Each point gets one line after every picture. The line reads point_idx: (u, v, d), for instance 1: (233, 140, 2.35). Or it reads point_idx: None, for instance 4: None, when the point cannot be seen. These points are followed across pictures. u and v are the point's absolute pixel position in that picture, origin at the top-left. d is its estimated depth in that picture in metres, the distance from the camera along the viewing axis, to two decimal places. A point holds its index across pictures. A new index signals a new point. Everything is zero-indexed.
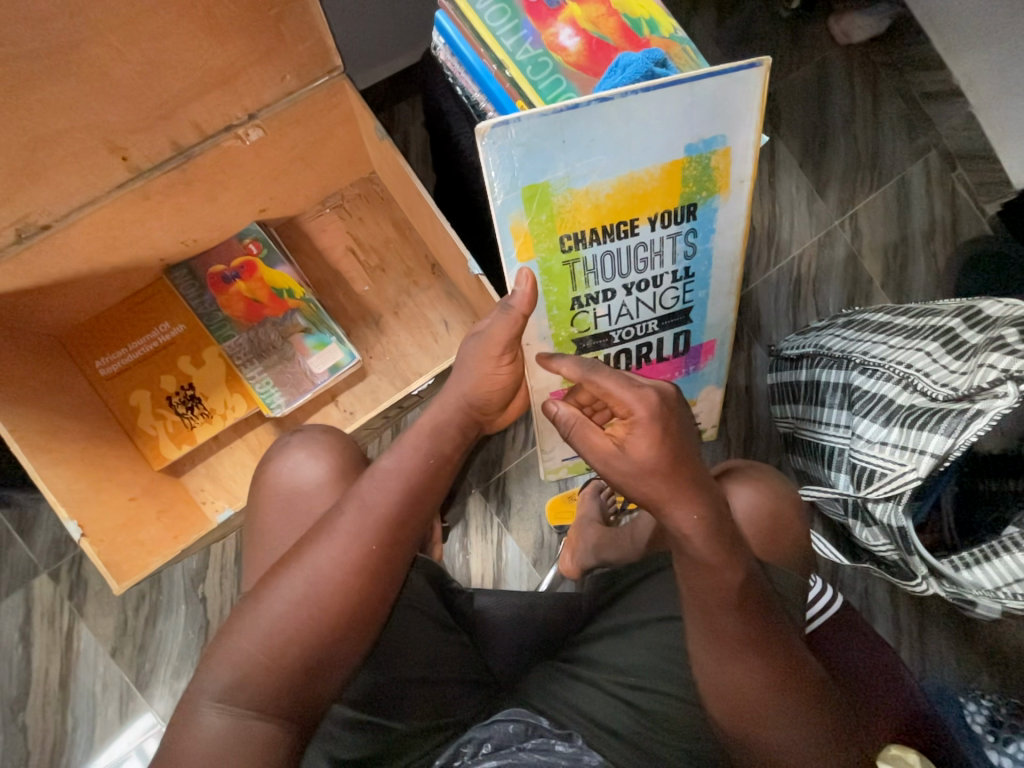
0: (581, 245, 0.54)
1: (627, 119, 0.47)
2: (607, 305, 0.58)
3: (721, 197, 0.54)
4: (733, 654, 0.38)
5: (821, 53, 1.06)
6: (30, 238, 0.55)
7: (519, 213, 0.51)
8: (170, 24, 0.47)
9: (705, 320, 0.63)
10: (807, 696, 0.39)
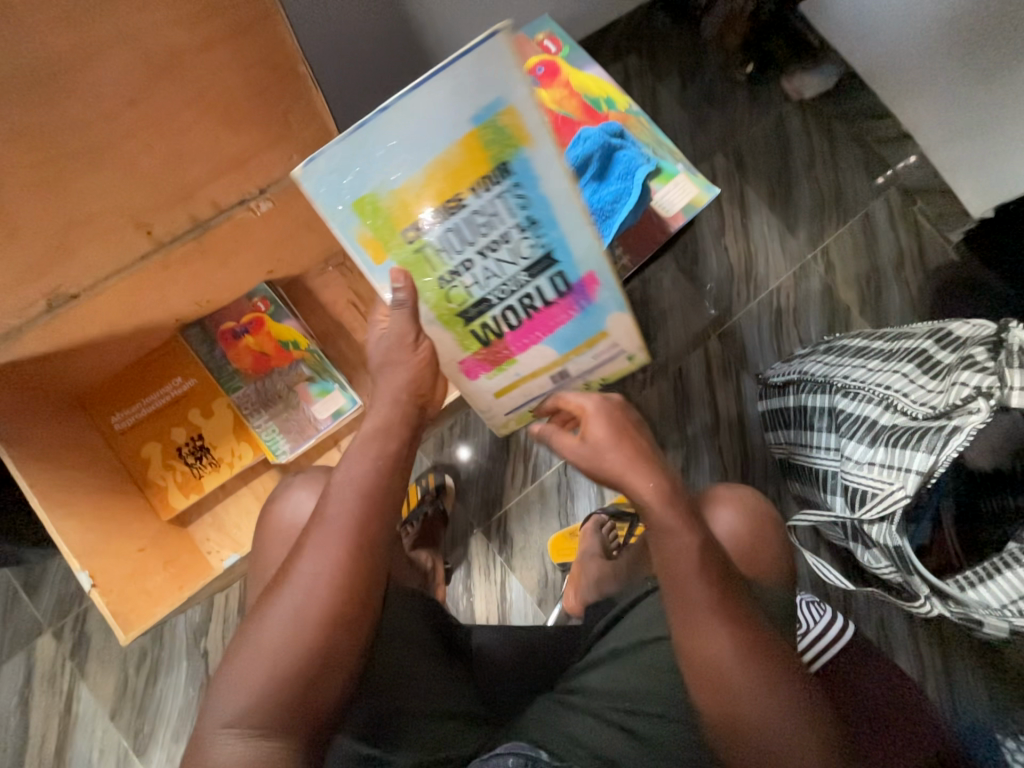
0: (421, 231, 0.47)
1: (403, 118, 0.44)
2: (473, 271, 0.48)
3: (525, 146, 0.44)
4: (709, 623, 0.39)
5: (778, 108, 1.16)
6: (59, 307, 0.60)
7: (361, 222, 0.47)
8: (194, 120, 0.54)
9: (575, 255, 0.49)
10: (784, 671, 0.40)
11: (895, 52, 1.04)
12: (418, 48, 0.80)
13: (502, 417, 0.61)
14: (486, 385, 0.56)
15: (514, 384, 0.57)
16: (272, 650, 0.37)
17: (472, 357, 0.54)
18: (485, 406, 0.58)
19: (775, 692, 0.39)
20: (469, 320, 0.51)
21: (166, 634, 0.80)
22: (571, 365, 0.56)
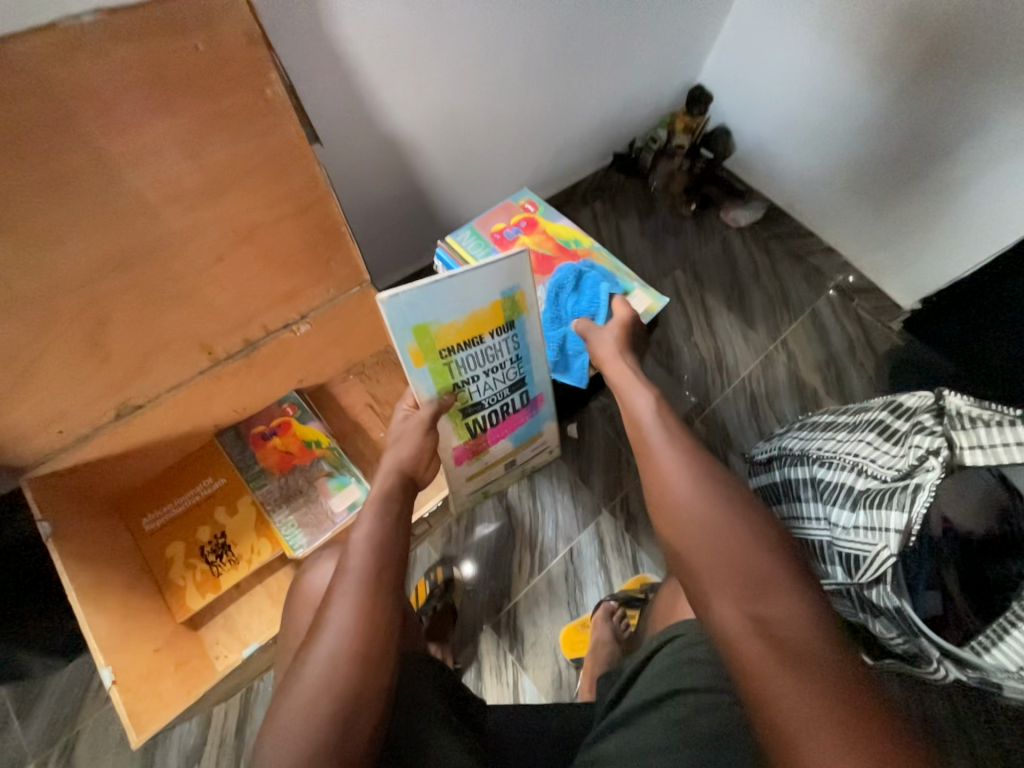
0: (451, 351, 0.62)
1: (457, 288, 0.57)
2: (478, 385, 0.68)
3: (524, 311, 0.64)
4: (715, 510, 0.46)
5: (722, 233, 1.42)
6: (124, 416, 0.69)
7: (412, 342, 0.59)
8: (260, 267, 0.69)
9: (539, 379, 0.74)
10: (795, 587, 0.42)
11: (814, 185, 1.31)
12: (429, 207, 1.03)
13: (468, 496, 0.82)
14: (463, 472, 0.77)
15: (485, 467, 0.79)
16: (302, 718, 0.38)
17: (462, 446, 0.72)
18: (456, 486, 0.79)
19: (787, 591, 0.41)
20: (465, 416, 0.70)
21: (157, 762, 0.76)
22: (517, 454, 0.83)
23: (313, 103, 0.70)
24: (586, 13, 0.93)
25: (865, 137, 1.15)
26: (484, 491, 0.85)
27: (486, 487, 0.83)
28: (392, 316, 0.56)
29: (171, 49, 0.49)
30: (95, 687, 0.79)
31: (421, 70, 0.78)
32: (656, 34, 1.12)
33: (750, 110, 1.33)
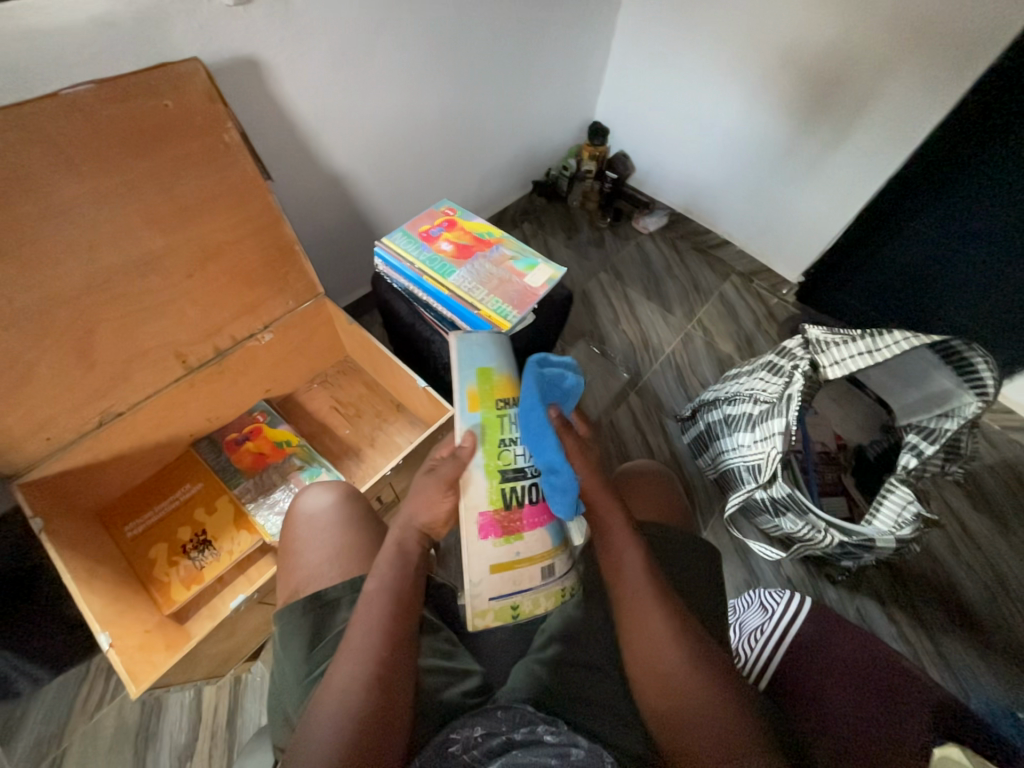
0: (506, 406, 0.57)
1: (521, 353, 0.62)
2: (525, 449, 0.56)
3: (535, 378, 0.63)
4: (654, 596, 0.52)
5: (635, 237, 1.64)
6: (106, 423, 0.77)
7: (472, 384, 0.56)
8: (225, 282, 0.81)
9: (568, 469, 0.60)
10: (713, 652, 0.50)
11: (703, 190, 1.56)
12: (371, 233, 1.19)
13: (485, 601, 0.51)
14: (489, 554, 0.51)
15: (515, 562, 0.52)
16: (331, 697, 0.42)
17: (491, 512, 0.52)
18: (478, 575, 0.51)
19: (708, 660, 0.49)
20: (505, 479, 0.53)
21: (149, 765, 0.78)
22: (556, 560, 0.54)
23: (266, 148, 0.86)
24: (489, 69, 1.15)
25: (733, 145, 1.41)
26: (511, 606, 0.52)
27: (508, 598, 0.52)
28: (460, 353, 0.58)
29: (147, 107, 0.64)
30: (83, 700, 0.82)
31: (355, 118, 0.95)
32: (551, 82, 1.37)
33: (641, 137, 1.60)
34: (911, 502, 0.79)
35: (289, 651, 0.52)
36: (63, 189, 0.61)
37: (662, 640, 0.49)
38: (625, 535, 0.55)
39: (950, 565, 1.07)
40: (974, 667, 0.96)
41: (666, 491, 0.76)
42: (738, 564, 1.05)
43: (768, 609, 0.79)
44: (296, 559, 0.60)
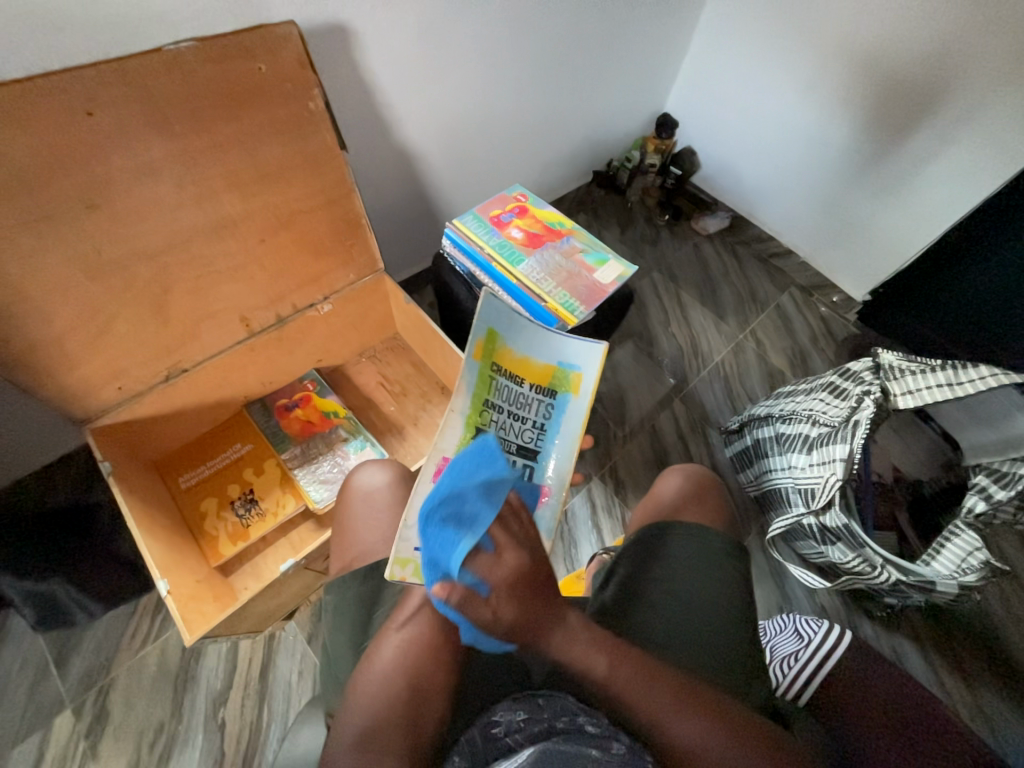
0: (500, 373, 0.55)
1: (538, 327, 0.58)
2: (499, 418, 0.55)
3: (572, 398, 0.58)
4: (680, 714, 0.42)
5: (693, 239, 1.58)
6: (172, 378, 0.79)
7: (482, 338, 0.54)
8: (293, 250, 0.82)
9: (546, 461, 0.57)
10: (743, 723, 0.45)
11: (772, 196, 1.49)
12: (430, 211, 1.17)
13: (410, 548, 0.48)
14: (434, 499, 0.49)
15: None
16: (378, 688, 0.44)
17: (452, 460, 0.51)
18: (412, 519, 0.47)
19: (744, 742, 0.44)
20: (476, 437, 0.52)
21: (186, 705, 0.82)
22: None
23: (345, 120, 0.85)
24: (567, 51, 1.11)
25: (811, 151, 1.33)
26: None
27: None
28: (483, 309, 0.53)
29: (241, 69, 0.63)
30: (130, 636, 0.87)
31: (430, 93, 0.93)
32: (627, 69, 1.31)
33: (712, 134, 1.52)
34: (978, 549, 0.75)
35: (340, 624, 0.53)
36: (155, 146, 0.62)
37: (698, 757, 0.42)
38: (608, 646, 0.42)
39: (998, 615, 1.01)
40: (1011, 722, 0.92)
41: (709, 498, 0.67)
42: (771, 585, 1.03)
43: (803, 636, 0.77)
44: (349, 534, 0.61)
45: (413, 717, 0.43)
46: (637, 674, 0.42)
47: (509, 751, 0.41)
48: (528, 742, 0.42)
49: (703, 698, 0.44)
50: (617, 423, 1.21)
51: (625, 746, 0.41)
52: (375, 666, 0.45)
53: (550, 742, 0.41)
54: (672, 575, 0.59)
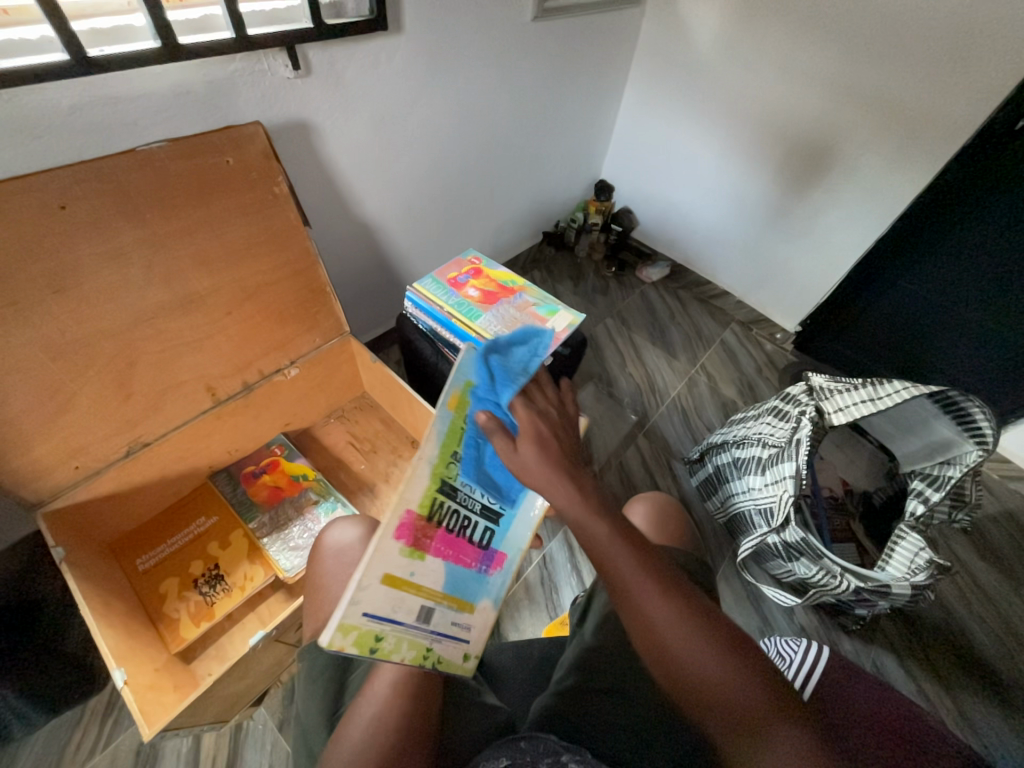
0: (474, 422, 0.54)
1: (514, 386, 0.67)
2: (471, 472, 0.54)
3: None
4: (652, 595, 0.43)
5: (639, 286, 1.72)
6: (134, 452, 0.78)
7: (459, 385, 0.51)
8: (260, 319, 0.85)
9: (506, 521, 0.59)
10: (722, 630, 0.43)
11: (703, 245, 1.66)
12: (392, 275, 1.25)
13: (358, 615, 0.43)
14: (391, 557, 0.46)
15: (407, 582, 0.46)
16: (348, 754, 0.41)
17: (415, 516, 0.48)
18: (367, 578, 0.43)
19: (722, 645, 0.42)
20: (441, 490, 0.51)
21: None
22: (438, 610, 0.49)
23: (309, 200, 0.93)
24: (509, 134, 1.26)
25: (729, 207, 1.52)
26: (375, 635, 0.43)
27: (380, 621, 0.43)
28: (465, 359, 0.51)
29: (210, 162, 0.70)
30: (75, 747, 0.78)
31: (388, 175, 1.03)
32: (563, 145, 1.49)
33: (645, 196, 1.72)
34: (922, 549, 0.81)
35: (311, 692, 0.51)
36: (125, 232, 0.66)
37: (663, 641, 0.42)
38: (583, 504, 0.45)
39: (961, 614, 1.06)
40: (994, 725, 0.94)
41: (675, 524, 0.70)
42: (750, 610, 1.04)
43: (786, 656, 0.76)
44: (321, 596, 0.59)
45: None
46: (623, 547, 0.44)
47: None
48: None
49: (681, 589, 0.44)
50: (585, 462, 1.25)
51: None
52: (347, 723, 0.44)
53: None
54: None
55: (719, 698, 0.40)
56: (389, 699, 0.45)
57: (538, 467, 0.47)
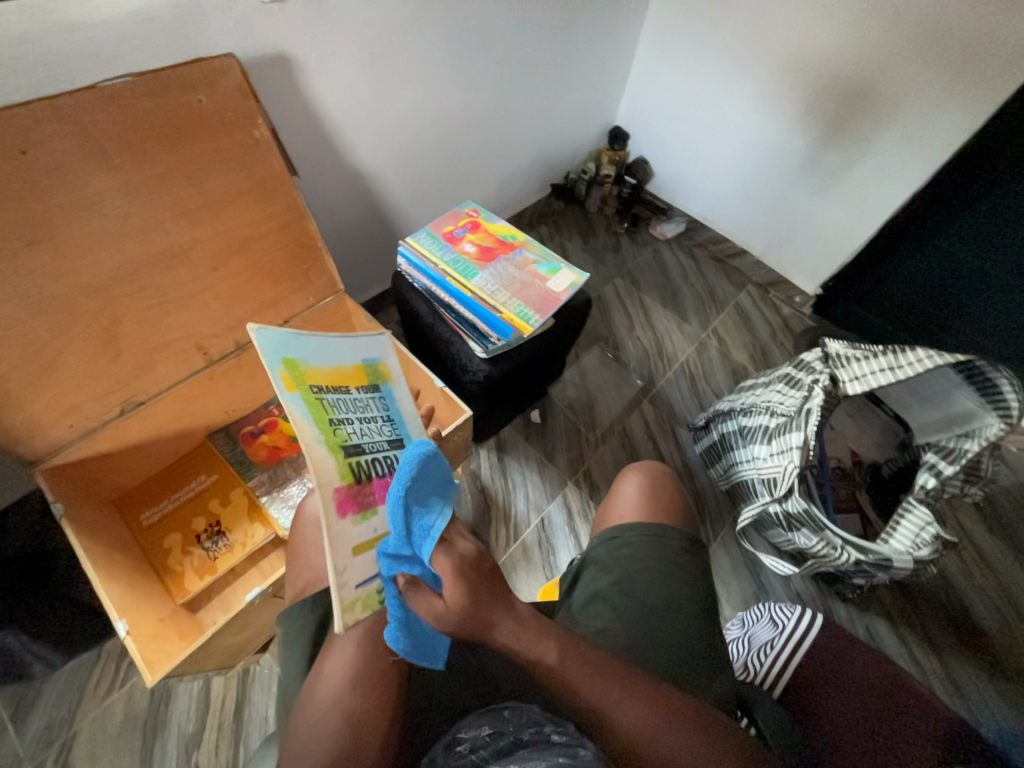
0: (323, 390, 0.51)
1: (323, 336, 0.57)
2: (356, 427, 0.51)
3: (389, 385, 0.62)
4: (618, 698, 0.41)
5: (652, 244, 1.63)
6: (128, 411, 0.78)
7: (280, 367, 0.49)
8: (249, 276, 0.82)
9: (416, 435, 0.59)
10: (687, 707, 0.44)
11: (723, 199, 1.55)
12: (389, 230, 1.19)
13: (353, 589, 0.43)
14: (350, 534, 0.44)
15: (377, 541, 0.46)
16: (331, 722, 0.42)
17: (345, 488, 0.45)
18: (341, 561, 0.43)
19: (689, 725, 0.43)
20: (349, 454, 0.48)
21: (156, 751, 0.79)
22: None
23: (294, 145, 0.86)
24: (514, 72, 1.15)
25: (754, 157, 1.40)
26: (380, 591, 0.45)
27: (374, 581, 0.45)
28: (259, 344, 0.49)
29: (182, 100, 0.64)
30: (94, 685, 0.83)
31: (380, 117, 0.95)
32: (575, 85, 1.36)
33: (662, 145, 1.59)
34: (929, 524, 0.79)
35: (298, 652, 0.52)
36: (97, 180, 0.62)
37: (639, 744, 0.41)
38: (536, 634, 0.40)
39: (962, 585, 1.05)
40: (982, 690, 0.95)
41: (668, 494, 0.68)
42: (746, 577, 1.05)
43: (777, 623, 0.77)
44: (308, 559, 0.59)
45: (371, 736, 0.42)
46: (586, 671, 0.41)
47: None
48: (495, 757, 0.44)
49: (644, 680, 0.43)
50: (587, 426, 1.23)
51: (591, 749, 0.43)
52: (332, 684, 0.45)
53: (518, 758, 0.43)
54: (627, 572, 0.60)
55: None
56: (374, 663, 0.46)
57: (477, 612, 0.38)
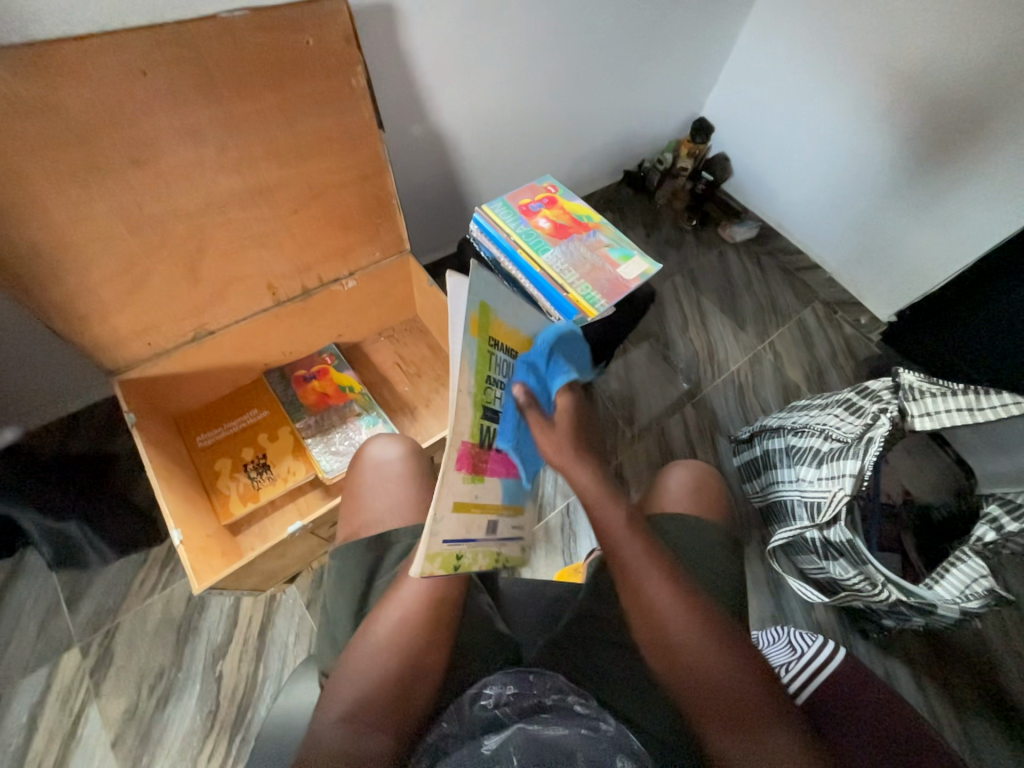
0: (498, 346, 0.47)
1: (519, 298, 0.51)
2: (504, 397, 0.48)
3: None
4: (660, 581, 0.48)
5: (718, 246, 1.57)
6: (198, 338, 0.82)
7: (475, 312, 0.44)
8: (324, 225, 0.84)
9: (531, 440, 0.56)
10: (719, 623, 0.48)
11: (803, 208, 1.47)
12: (456, 196, 1.18)
13: (439, 543, 0.42)
14: (458, 487, 0.42)
15: (473, 505, 0.45)
16: (364, 669, 0.44)
17: (470, 445, 0.43)
18: (443, 512, 0.41)
19: (713, 635, 0.46)
20: (486, 418, 0.45)
21: (186, 654, 0.86)
22: (500, 519, 0.49)
23: (382, 98, 0.86)
24: (608, 48, 1.11)
25: (845, 167, 1.31)
26: (456, 556, 0.44)
27: (460, 544, 0.43)
28: (468, 282, 0.44)
29: (290, 41, 0.65)
30: (138, 584, 0.90)
31: (469, 78, 0.94)
32: (665, 70, 1.30)
33: (746, 143, 1.51)
34: (983, 577, 0.75)
35: (340, 587, 0.55)
36: (202, 111, 0.63)
37: (666, 621, 0.47)
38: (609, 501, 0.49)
39: (999, 648, 1.00)
40: (1001, 756, 0.91)
41: (713, 497, 0.67)
42: (767, 597, 1.03)
43: (796, 647, 0.69)
44: (359, 502, 0.62)
45: (404, 686, 0.45)
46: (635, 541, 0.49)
47: (500, 724, 0.45)
48: (518, 716, 0.46)
49: (684, 579, 0.49)
50: (625, 421, 1.22)
51: (612, 723, 0.45)
52: (374, 624, 0.48)
53: (543, 722, 0.44)
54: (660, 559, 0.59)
55: (710, 674, 0.45)
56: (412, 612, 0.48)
57: (566, 453, 0.48)
